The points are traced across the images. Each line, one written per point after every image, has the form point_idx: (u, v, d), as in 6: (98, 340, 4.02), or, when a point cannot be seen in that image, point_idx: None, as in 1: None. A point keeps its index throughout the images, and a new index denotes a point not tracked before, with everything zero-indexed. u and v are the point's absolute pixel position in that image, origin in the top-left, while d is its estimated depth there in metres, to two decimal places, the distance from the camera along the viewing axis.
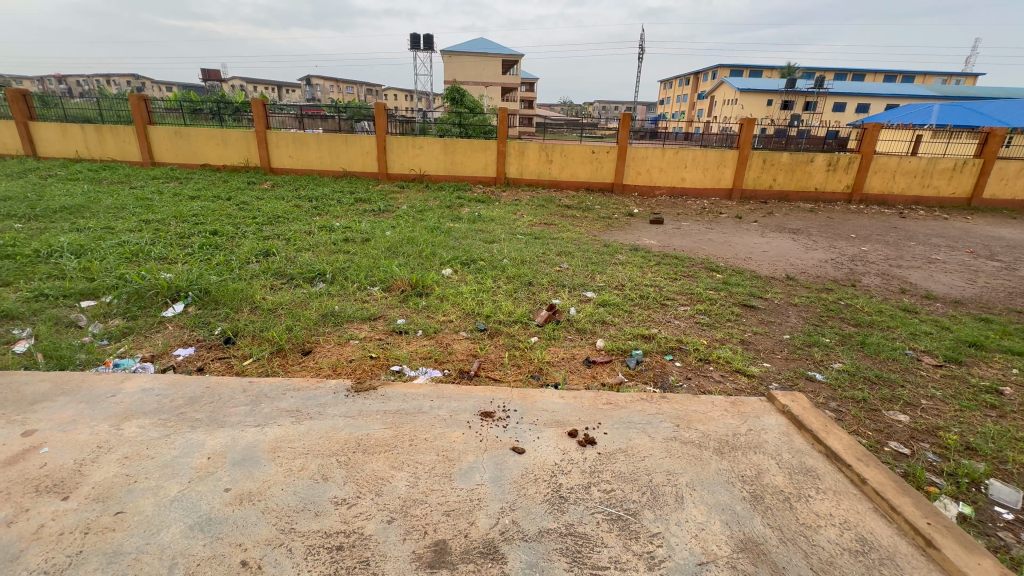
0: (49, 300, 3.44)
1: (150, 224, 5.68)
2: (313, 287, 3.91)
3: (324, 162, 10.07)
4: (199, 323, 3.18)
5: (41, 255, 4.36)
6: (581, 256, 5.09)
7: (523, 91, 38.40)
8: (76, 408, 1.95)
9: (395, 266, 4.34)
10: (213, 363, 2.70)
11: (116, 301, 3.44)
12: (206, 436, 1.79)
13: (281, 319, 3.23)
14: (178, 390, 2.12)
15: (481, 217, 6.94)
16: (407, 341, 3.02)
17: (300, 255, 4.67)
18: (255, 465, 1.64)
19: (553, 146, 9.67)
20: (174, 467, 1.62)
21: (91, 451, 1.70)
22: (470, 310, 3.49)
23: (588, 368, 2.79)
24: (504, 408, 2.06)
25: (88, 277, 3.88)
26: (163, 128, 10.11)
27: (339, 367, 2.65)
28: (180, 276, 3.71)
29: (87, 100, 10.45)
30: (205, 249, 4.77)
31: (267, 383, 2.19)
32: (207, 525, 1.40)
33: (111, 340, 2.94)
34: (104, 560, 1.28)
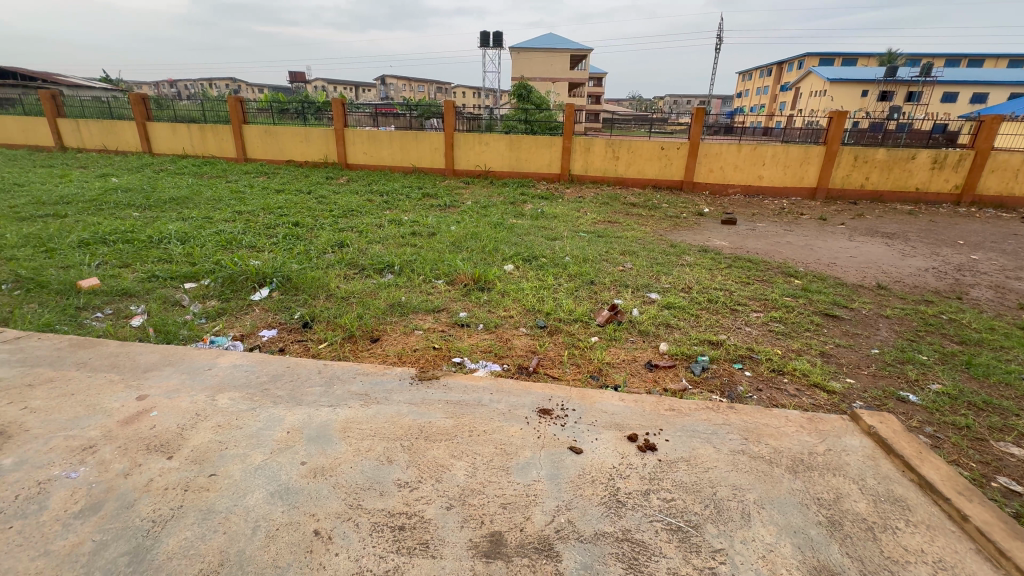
0: (159, 281, 3.88)
1: (242, 215, 6.23)
2: (381, 278, 4.11)
3: (395, 158, 10.51)
4: (281, 307, 3.46)
5: (153, 241, 4.93)
6: (646, 256, 4.94)
7: (591, 87, 37.78)
8: (178, 378, 2.20)
9: (458, 260, 4.46)
10: (292, 345, 2.92)
11: (213, 284, 3.81)
12: (286, 412, 1.94)
13: (353, 307, 3.43)
14: (263, 367, 2.32)
15: (544, 214, 6.93)
16: (468, 334, 3.10)
17: (371, 247, 4.92)
18: (328, 443, 1.76)
19: (621, 142, 9.43)
20: (258, 438, 1.78)
21: (191, 417, 1.90)
22: (530, 307, 3.50)
23: (649, 372, 2.71)
24: (562, 406, 2.06)
25: (190, 261, 4.34)
26: (255, 127, 11.04)
27: (403, 355, 2.77)
28: (266, 264, 4.05)
29: (193, 103, 11.61)
30: (288, 239, 5.16)
31: (340, 367, 2.34)
32: (286, 494, 1.52)
33: (207, 319, 3.26)
34: (200, 515, 1.43)
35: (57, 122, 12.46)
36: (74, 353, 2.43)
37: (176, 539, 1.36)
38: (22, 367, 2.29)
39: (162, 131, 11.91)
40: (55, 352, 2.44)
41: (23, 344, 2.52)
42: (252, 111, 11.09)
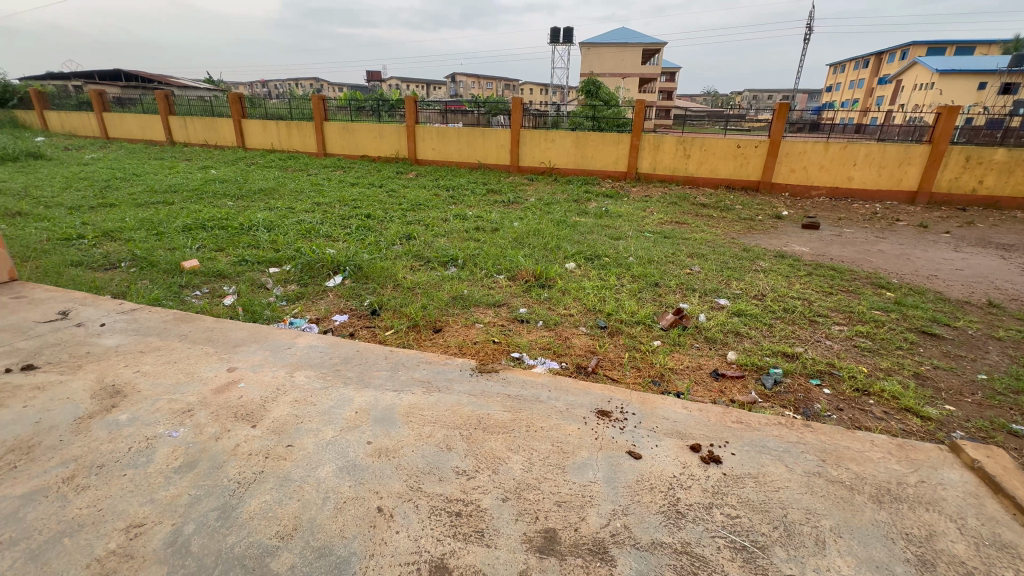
0: (248, 265, 4.25)
1: (321, 206, 6.66)
2: (445, 270, 4.23)
3: (462, 155, 10.76)
4: (353, 294, 3.66)
5: (243, 228, 5.39)
6: (716, 259, 4.71)
7: (663, 82, 36.43)
8: (262, 354, 2.40)
9: (520, 256, 4.48)
10: (361, 330, 3.09)
11: (294, 270, 4.11)
12: (355, 393, 2.06)
13: (418, 298, 3.56)
14: (336, 350, 2.47)
15: (608, 212, 6.80)
16: (528, 330, 3.12)
17: (436, 240, 5.08)
18: (392, 426, 1.84)
19: (693, 140, 9.03)
20: (330, 416, 1.90)
21: (273, 391, 2.07)
22: (591, 306, 3.45)
23: (715, 381, 2.58)
24: (621, 409, 2.02)
25: (275, 248, 4.70)
26: (335, 124, 11.74)
27: (464, 347, 2.84)
28: (341, 253, 4.30)
29: (282, 102, 12.54)
30: (360, 230, 5.45)
31: (405, 354, 2.44)
32: (354, 470, 1.61)
33: (288, 303, 3.52)
34: (278, 482, 1.56)
35: (168, 120, 13.92)
36: (177, 326, 2.72)
37: (257, 501, 1.48)
38: (136, 335, 2.59)
39: (254, 127, 12.97)
40: (163, 324, 2.74)
41: (137, 315, 2.86)
42: (333, 109, 11.80)
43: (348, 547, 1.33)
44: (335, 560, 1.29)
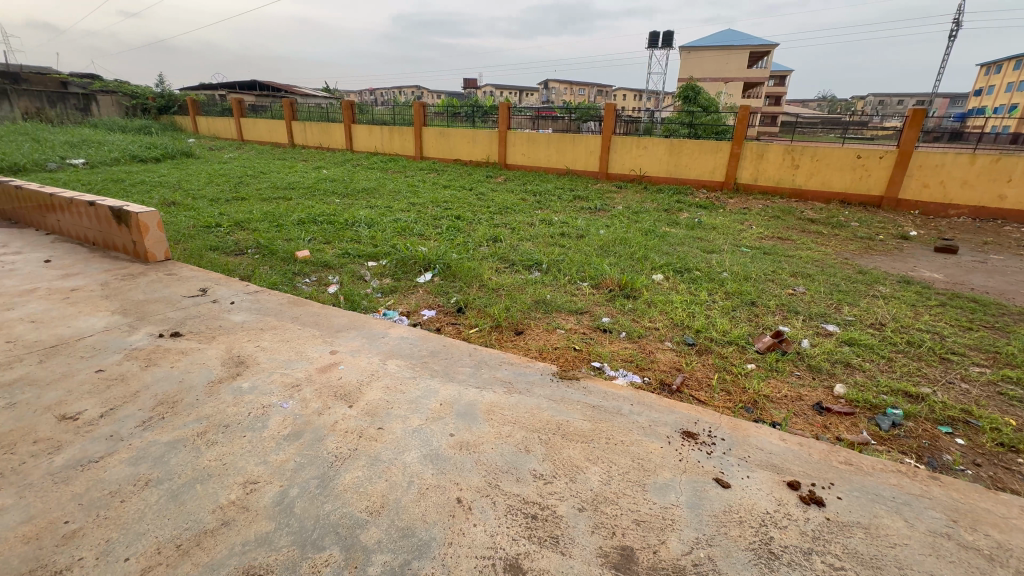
0: (350, 257, 4.62)
1: (416, 206, 7.08)
2: (529, 274, 4.29)
3: (551, 160, 10.84)
4: (441, 291, 3.84)
5: (348, 224, 5.89)
6: (825, 280, 4.27)
7: (771, 87, 33.87)
8: (360, 340, 2.60)
9: (605, 264, 4.41)
10: (447, 326, 3.22)
11: (389, 265, 4.41)
12: (440, 386, 2.15)
13: (501, 299, 3.64)
14: (425, 343, 2.60)
15: (701, 224, 6.46)
16: (609, 340, 3.05)
17: (521, 244, 5.17)
18: (473, 421, 1.90)
19: (803, 149, 8.28)
20: (418, 404, 2.01)
21: (368, 376, 2.23)
22: (679, 321, 3.30)
23: (818, 415, 2.34)
24: (709, 431, 1.91)
25: (373, 243, 5.08)
26: (432, 129, 12.41)
27: (544, 351, 2.85)
28: (432, 252, 4.53)
29: (386, 108, 13.50)
30: (450, 230, 5.70)
31: (488, 353, 2.51)
32: (437, 459, 1.69)
33: (383, 295, 3.78)
34: (369, 461, 1.67)
35: (291, 124, 15.61)
36: (290, 308, 3.04)
37: (351, 476, 1.60)
38: (257, 314, 2.94)
39: (361, 132, 14.10)
40: (279, 306, 3.08)
41: (259, 296, 3.23)
42: (431, 115, 12.50)
43: (429, 532, 1.39)
44: (416, 542, 1.36)
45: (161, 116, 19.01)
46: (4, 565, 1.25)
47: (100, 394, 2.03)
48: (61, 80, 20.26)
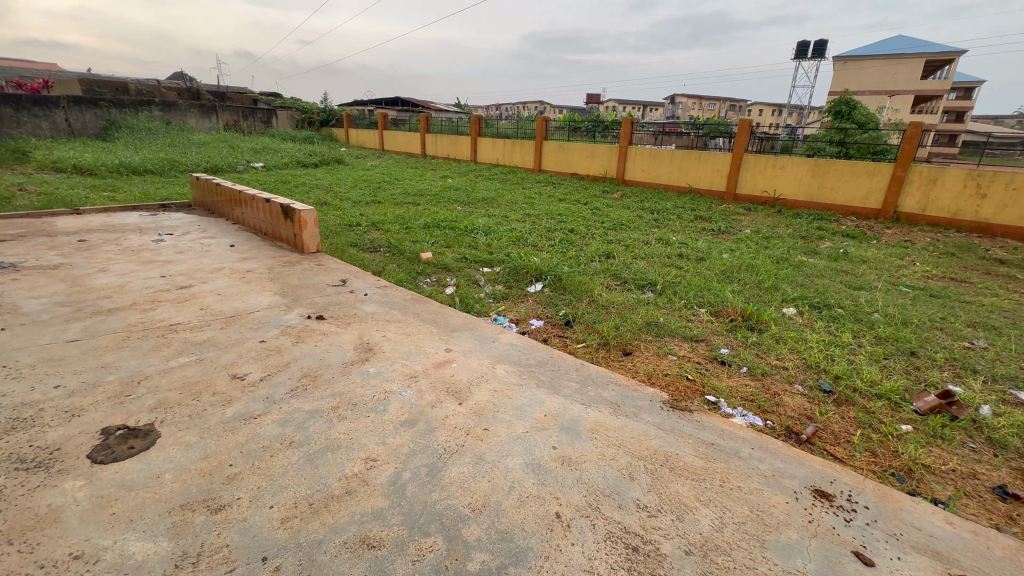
0: (467, 262, 4.89)
1: (531, 218, 7.26)
2: (641, 294, 4.14)
3: (672, 178, 10.39)
4: (550, 302, 3.87)
5: (467, 230, 6.24)
6: (1016, 336, 3.48)
7: (952, 100, 28.68)
8: (472, 342, 2.73)
9: (728, 291, 4.08)
10: (553, 338, 3.25)
11: (502, 272, 4.57)
12: (546, 397, 2.16)
13: (611, 317, 3.56)
14: (533, 352, 2.64)
15: (846, 255, 5.67)
16: (727, 374, 2.81)
17: (635, 262, 5.01)
18: (577, 437, 1.88)
19: (994, 175, 6.88)
20: (524, 412, 2.04)
21: (477, 377, 2.33)
22: (813, 363, 2.92)
23: (999, 500, 1.90)
24: (847, 495, 1.66)
25: (489, 250, 5.31)
26: (552, 143, 12.68)
27: (652, 376, 2.71)
28: (544, 263, 4.61)
29: (510, 122, 14.09)
30: (563, 243, 5.75)
31: (596, 370, 2.47)
32: (538, 469, 1.70)
33: (494, 301, 3.93)
34: (474, 459, 1.73)
35: (425, 137, 17.05)
36: (413, 305, 3.30)
37: (456, 470, 1.68)
38: (385, 306, 3.25)
39: (485, 144, 14.89)
40: (404, 301, 3.36)
41: (388, 291, 3.57)
42: (552, 129, 12.80)
43: (527, 541, 1.40)
44: (514, 548, 1.38)
45: (322, 129, 22.05)
46: (187, 490, 1.53)
47: (261, 361, 2.39)
48: (253, 98, 24.49)
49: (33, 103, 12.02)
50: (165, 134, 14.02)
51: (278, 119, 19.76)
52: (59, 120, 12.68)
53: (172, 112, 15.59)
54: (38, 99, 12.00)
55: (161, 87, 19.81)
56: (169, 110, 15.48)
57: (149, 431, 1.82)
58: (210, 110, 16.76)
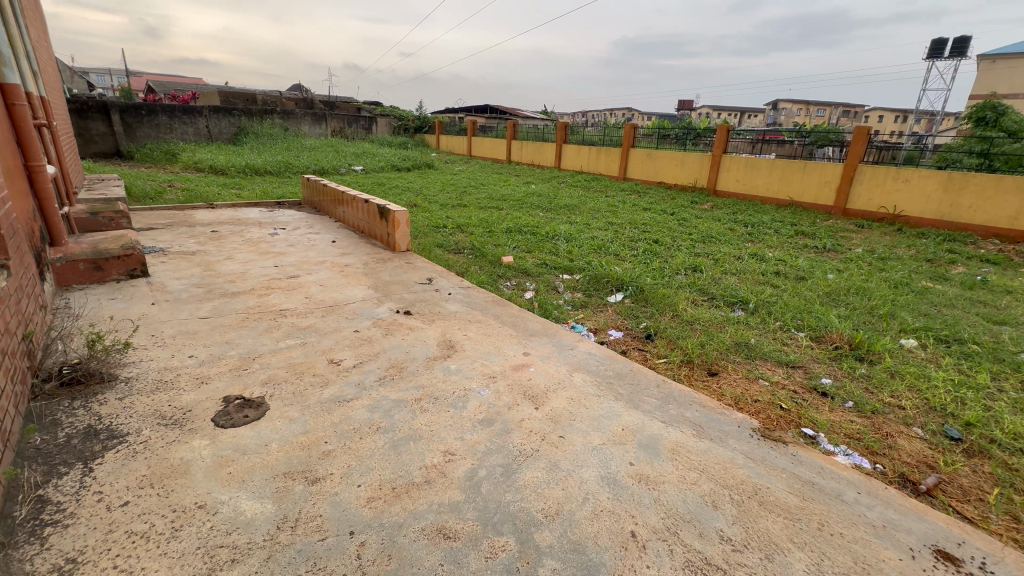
0: (547, 268, 4.91)
1: (613, 226, 7.12)
2: (731, 311, 3.88)
3: (770, 189, 9.65)
4: (631, 314, 3.77)
5: (548, 236, 6.27)
6: None
7: None
8: (550, 347, 2.73)
9: (832, 316, 3.70)
10: (633, 351, 3.15)
11: (582, 280, 4.53)
12: (623, 411, 2.10)
13: (696, 334, 3.38)
14: (611, 363, 2.58)
15: (985, 283, 4.89)
16: (828, 407, 2.55)
17: (725, 277, 4.72)
18: (656, 456, 1.81)
19: None
20: (601, 424, 2.00)
21: (554, 383, 2.32)
22: (937, 405, 2.55)
23: None
24: (980, 563, 1.44)
25: (569, 257, 5.29)
26: (639, 151, 12.35)
27: (740, 401, 2.53)
28: (625, 273, 4.50)
29: (597, 129, 13.95)
30: (646, 253, 5.57)
31: (678, 388, 2.35)
32: (614, 484, 1.65)
33: (573, 308, 3.90)
34: (548, 465, 1.73)
35: (511, 143, 17.41)
36: (494, 307, 3.38)
37: (530, 474, 1.68)
38: (467, 306, 3.36)
39: (569, 151, 14.88)
40: (485, 303, 3.45)
41: (470, 292, 3.69)
42: (640, 137, 12.47)
43: (599, 556, 1.37)
44: (586, 560, 1.36)
45: (415, 134, 23.37)
46: (289, 461, 1.70)
47: (354, 349, 2.58)
48: (357, 106, 26.60)
49: (183, 112, 13.98)
50: (283, 139, 15.66)
51: (378, 126, 21.26)
52: (201, 126, 14.62)
53: (290, 119, 17.34)
54: (187, 109, 13.93)
55: (282, 97, 22.17)
56: (288, 118, 17.23)
57: (260, 403, 2.04)
58: (321, 117, 18.41)
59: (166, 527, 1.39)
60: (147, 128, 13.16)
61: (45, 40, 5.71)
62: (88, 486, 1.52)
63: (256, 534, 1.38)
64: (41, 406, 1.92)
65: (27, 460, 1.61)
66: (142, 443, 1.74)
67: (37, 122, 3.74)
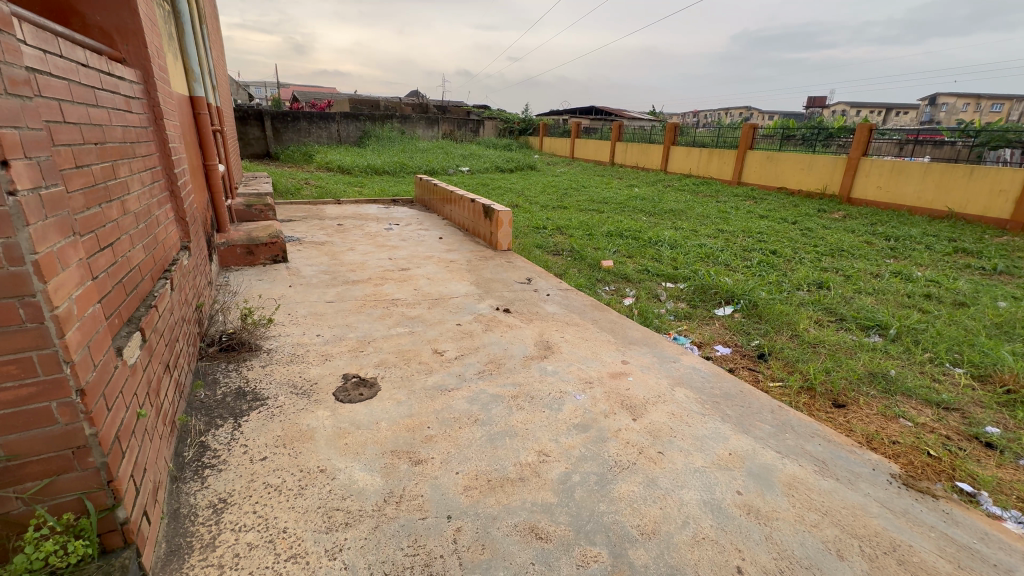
0: (649, 275, 4.72)
1: (723, 234, 6.64)
2: (864, 336, 3.41)
3: (921, 199, 8.30)
4: (741, 329, 3.47)
5: (651, 242, 6.03)
6: None
7: None
8: (651, 358, 2.61)
9: (1003, 352, 3.07)
10: (742, 369, 2.91)
11: (687, 289, 4.28)
12: (731, 434, 1.94)
13: (819, 358, 3.01)
14: (718, 381, 2.40)
15: None
16: (993, 461, 2.11)
17: (858, 297, 4.15)
18: (768, 488, 1.64)
19: None
20: (705, 445, 1.86)
21: (654, 395, 2.22)
22: None
23: None
24: None
25: (673, 265, 5.03)
26: (758, 153, 11.39)
27: (872, 441, 2.20)
28: (737, 285, 4.16)
29: (710, 130, 13.10)
30: (762, 265, 5.10)
31: (796, 416, 2.11)
32: (719, 512, 1.53)
33: (676, 319, 3.70)
34: (645, 481, 1.66)
35: (615, 145, 17.05)
36: (592, 311, 3.33)
37: (626, 488, 1.62)
38: (565, 309, 3.34)
39: (678, 153, 14.16)
40: (584, 306, 3.41)
41: (569, 294, 3.67)
42: (759, 137, 11.51)
43: None
44: None
45: (520, 137, 23.85)
46: (396, 440, 1.83)
47: (457, 341, 2.71)
48: (466, 111, 27.86)
49: (320, 118, 15.74)
50: (400, 142, 16.93)
51: (485, 129, 22.07)
52: (333, 130, 16.27)
53: (407, 123, 18.69)
54: (323, 115, 15.63)
55: (401, 103, 23.98)
56: (405, 122, 18.56)
57: (373, 383, 2.22)
58: (434, 121, 19.59)
59: (295, 483, 1.57)
60: (291, 133, 15.06)
61: (222, 59, 6.78)
62: (237, 439, 1.77)
63: (367, 504, 1.51)
64: (205, 365, 2.29)
65: (194, 410, 1.93)
66: (278, 407, 1.99)
67: (213, 128, 4.45)
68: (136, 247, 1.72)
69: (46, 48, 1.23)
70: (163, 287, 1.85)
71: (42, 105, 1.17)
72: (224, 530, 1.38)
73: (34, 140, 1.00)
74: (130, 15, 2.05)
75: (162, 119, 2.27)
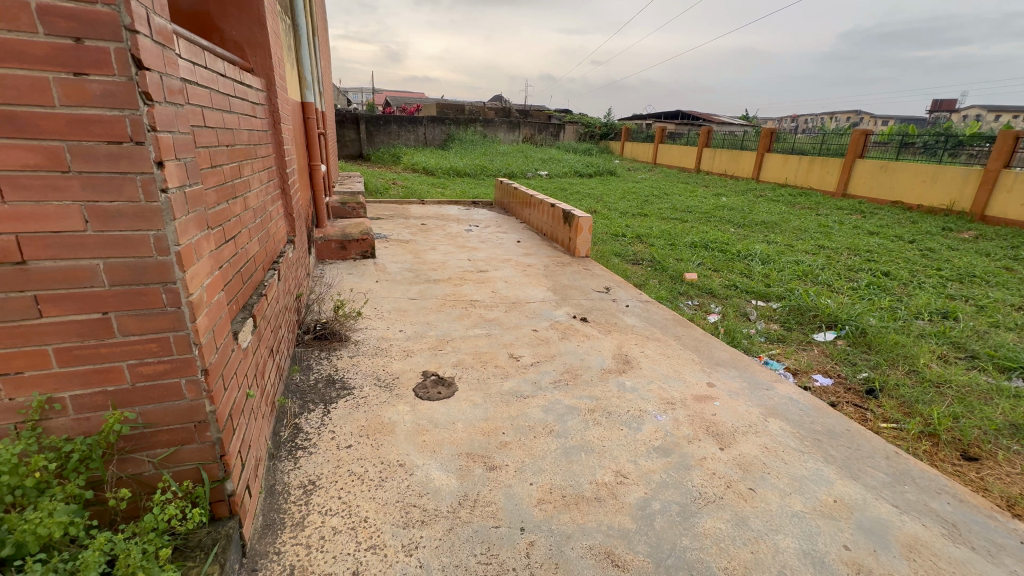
0: (737, 291, 4.40)
1: (824, 250, 6.04)
2: (1002, 379, 2.91)
3: None
4: (845, 359, 3.12)
5: (740, 255, 5.64)
6: None
7: None
8: (741, 383, 2.41)
9: None
10: (846, 405, 2.60)
11: (781, 310, 3.93)
12: (836, 477, 1.74)
13: (944, 400, 2.61)
14: (820, 416, 2.15)
15: None
16: None
17: (996, 332, 3.56)
18: (884, 547, 1.44)
19: None
20: (804, 486, 1.68)
21: (744, 425, 2.04)
22: None
23: None
24: None
25: (765, 282, 4.65)
26: (869, 163, 10.26)
27: (1015, 506, 1.86)
28: (841, 308, 3.75)
29: (812, 136, 12.03)
30: (871, 288, 4.56)
31: (918, 467, 1.84)
32: (821, 566, 1.37)
33: (767, 341, 3.41)
34: (733, 519, 1.52)
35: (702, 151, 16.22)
36: (675, 326, 3.15)
37: (711, 524, 1.50)
38: (645, 322, 3.20)
39: (773, 161, 13.15)
40: (665, 321, 3.25)
41: (649, 307, 3.52)
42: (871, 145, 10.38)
43: None
44: None
45: (601, 141, 23.46)
46: (472, 442, 1.84)
47: (533, 347, 2.69)
48: (548, 115, 27.93)
49: (409, 122, 16.58)
50: (482, 146, 17.37)
51: (565, 133, 22.00)
52: (420, 133, 17.05)
53: (490, 127, 19.11)
54: (412, 119, 16.45)
55: (486, 108, 24.63)
56: (488, 126, 18.99)
57: (451, 382, 2.27)
58: (516, 125, 19.86)
59: (376, 474, 1.63)
60: (383, 136, 16.01)
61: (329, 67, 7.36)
62: (326, 425, 1.88)
63: (441, 504, 1.52)
64: (302, 351, 2.48)
65: (291, 393, 2.08)
66: (363, 397, 2.09)
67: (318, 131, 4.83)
68: (253, 239, 1.89)
69: (196, 61, 1.39)
70: (272, 278, 2.01)
71: (189, 111, 1.32)
72: (313, 512, 1.46)
73: (183, 143, 1.12)
74: (260, 28, 2.26)
75: (280, 123, 2.49)
